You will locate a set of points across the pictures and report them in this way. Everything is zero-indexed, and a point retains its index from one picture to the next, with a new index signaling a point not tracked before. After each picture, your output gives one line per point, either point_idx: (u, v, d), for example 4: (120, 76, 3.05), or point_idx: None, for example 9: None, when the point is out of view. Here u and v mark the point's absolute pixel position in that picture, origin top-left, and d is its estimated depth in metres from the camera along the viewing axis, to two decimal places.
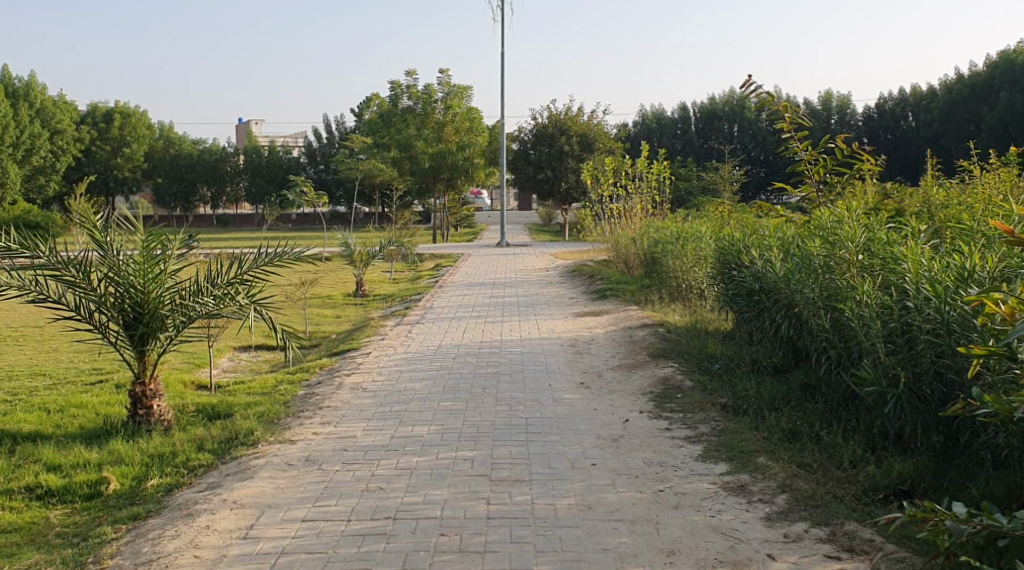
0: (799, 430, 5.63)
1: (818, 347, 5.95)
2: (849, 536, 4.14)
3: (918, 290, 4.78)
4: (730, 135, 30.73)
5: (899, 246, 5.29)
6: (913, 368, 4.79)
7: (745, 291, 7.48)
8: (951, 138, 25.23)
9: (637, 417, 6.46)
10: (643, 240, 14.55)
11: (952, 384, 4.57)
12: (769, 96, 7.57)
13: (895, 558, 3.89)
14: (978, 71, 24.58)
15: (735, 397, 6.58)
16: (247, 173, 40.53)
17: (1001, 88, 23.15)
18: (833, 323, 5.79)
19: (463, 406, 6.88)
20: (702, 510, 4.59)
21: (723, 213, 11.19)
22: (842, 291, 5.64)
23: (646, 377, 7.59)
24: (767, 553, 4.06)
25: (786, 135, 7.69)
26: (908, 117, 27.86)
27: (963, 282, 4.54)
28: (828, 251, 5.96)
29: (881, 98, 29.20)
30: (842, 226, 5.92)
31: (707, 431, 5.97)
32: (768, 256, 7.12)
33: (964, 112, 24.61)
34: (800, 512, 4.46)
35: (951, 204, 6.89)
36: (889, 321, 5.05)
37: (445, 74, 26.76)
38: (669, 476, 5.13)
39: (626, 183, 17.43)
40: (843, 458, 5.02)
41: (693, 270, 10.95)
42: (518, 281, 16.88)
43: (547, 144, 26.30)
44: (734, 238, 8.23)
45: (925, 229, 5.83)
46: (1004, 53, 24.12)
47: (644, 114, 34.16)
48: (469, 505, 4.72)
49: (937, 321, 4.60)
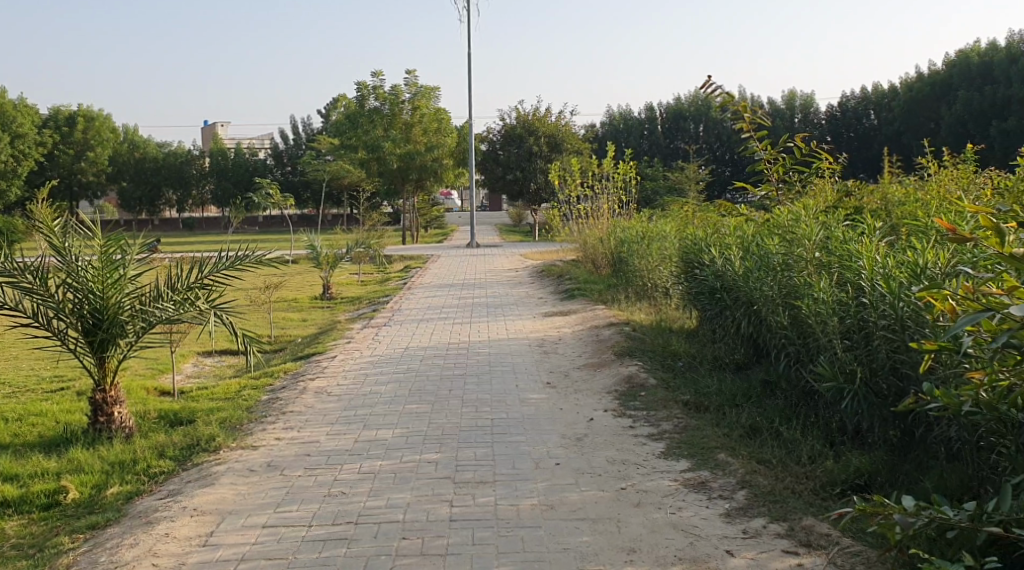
0: (759, 426, 5.69)
1: (778, 344, 6.02)
2: (806, 531, 4.19)
3: (874, 287, 4.86)
4: (696, 135, 30.98)
5: (855, 244, 5.37)
6: (869, 363, 4.87)
7: (708, 289, 7.55)
8: (911, 137, 25.60)
9: (602, 415, 6.49)
10: (610, 240, 14.62)
11: (907, 379, 4.63)
12: (729, 96, 7.64)
13: (850, 552, 3.93)
14: (936, 70, 24.99)
15: (697, 394, 6.63)
16: (214, 176, 40.17)
17: (958, 87, 23.58)
18: (792, 320, 5.87)
19: (427, 409, 6.87)
20: (663, 507, 4.62)
21: (688, 212, 11.28)
22: (800, 288, 5.72)
23: (612, 376, 7.62)
24: (726, 549, 4.09)
25: (746, 135, 7.77)
26: (869, 116, 28.18)
27: (915, 278, 4.61)
28: (787, 249, 6.04)
29: (844, 97, 29.58)
30: (799, 224, 6.00)
31: (670, 428, 6.01)
32: (728, 254, 7.20)
33: (923, 110, 24.98)
34: (759, 507, 4.51)
35: (907, 202, 6.99)
36: (845, 318, 5.13)
37: (413, 76, 26.71)
38: (631, 474, 5.16)
39: (593, 182, 17.49)
40: (802, 453, 5.07)
41: (659, 269, 11.03)
42: (487, 282, 16.88)
43: (515, 144, 26.34)
44: (697, 237, 8.29)
45: (881, 227, 5.92)
46: (961, 52, 24.54)
47: (611, 114, 34.32)
48: (431, 508, 4.71)
49: (891, 317, 4.67)
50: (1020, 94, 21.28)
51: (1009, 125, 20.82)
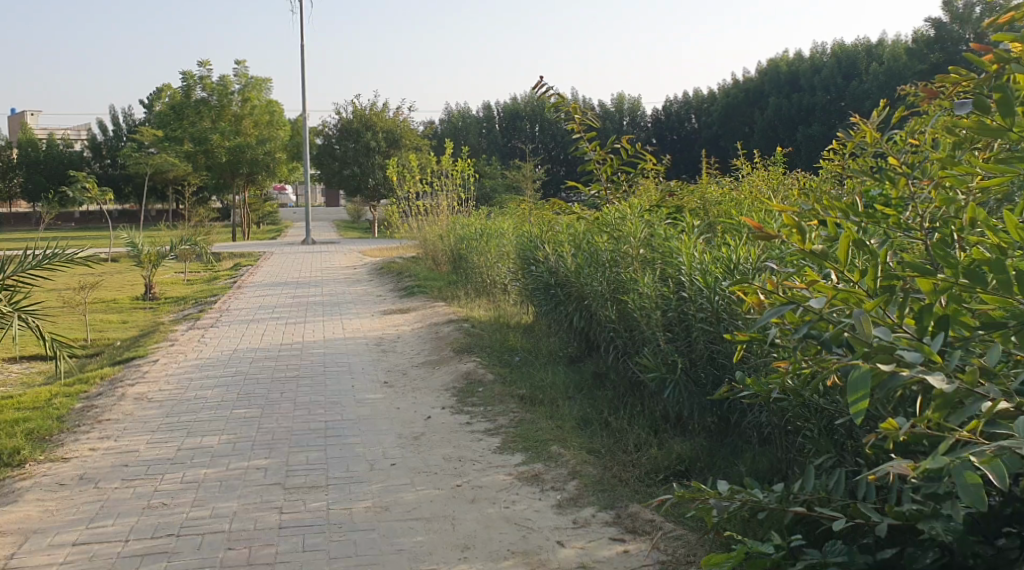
0: (590, 417, 5.85)
1: (607, 337, 6.21)
2: (632, 518, 4.34)
3: (693, 281, 5.10)
4: (532, 134, 31.57)
5: (676, 240, 5.62)
6: (689, 354, 5.10)
7: (542, 285, 7.69)
8: (730, 139, 27.13)
9: (439, 413, 6.48)
10: (448, 237, 14.65)
11: (724, 368, 4.88)
12: (560, 97, 7.81)
13: (673, 536, 4.10)
14: (751, 77, 26.60)
15: (532, 388, 6.74)
16: (22, 169, 37.28)
17: (770, 93, 25.22)
18: (619, 314, 6.07)
19: (258, 413, 6.63)
20: (497, 502, 4.66)
21: (524, 209, 11.47)
22: (626, 283, 5.92)
23: (449, 373, 7.62)
24: (557, 540, 4.18)
25: (576, 135, 7.97)
26: (692, 119, 29.64)
27: (729, 272, 4.87)
28: (614, 246, 6.24)
29: (670, 101, 30.96)
30: (625, 222, 6.21)
31: (505, 423, 6.08)
32: (561, 250, 7.37)
33: (740, 114, 26.54)
34: (589, 497, 4.63)
35: (724, 201, 7.39)
36: (668, 311, 5.35)
37: (243, 67, 25.79)
38: (466, 470, 5.18)
39: (431, 179, 17.48)
40: (629, 442, 5.25)
41: (496, 265, 11.15)
42: (323, 280, 16.52)
43: (351, 139, 25.94)
44: (533, 234, 8.43)
45: (701, 225, 6.22)
46: (773, 60, 26.24)
47: (449, 112, 34.41)
48: (260, 516, 4.55)
49: (708, 310, 4.92)
50: (822, 103, 23.00)
51: (812, 131, 22.47)
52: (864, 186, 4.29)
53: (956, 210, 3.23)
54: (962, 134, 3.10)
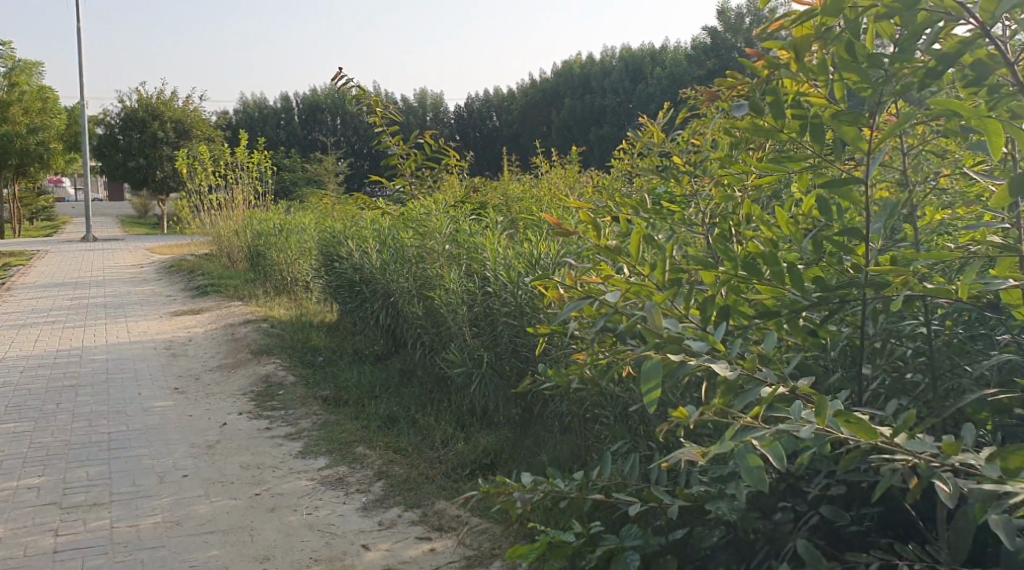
0: (396, 415, 5.78)
1: (413, 334, 6.16)
2: (438, 515, 4.32)
3: (497, 276, 5.15)
4: (333, 128, 30.93)
5: (479, 236, 5.66)
6: (494, 348, 5.15)
7: (345, 282, 7.53)
8: (529, 137, 27.79)
9: (236, 419, 6.19)
10: (245, 234, 14.05)
11: (527, 361, 4.97)
12: (361, 91, 7.67)
13: (479, 530, 4.12)
14: (548, 77, 27.38)
15: (336, 388, 6.58)
16: None
17: (566, 93, 26.07)
18: (425, 311, 6.04)
19: (30, 427, 6.06)
20: (299, 509, 4.50)
21: (326, 205, 11.18)
22: (431, 280, 5.90)
23: (247, 376, 7.30)
24: (361, 543, 4.09)
25: (378, 130, 7.85)
26: (493, 117, 30.11)
27: (531, 268, 4.97)
28: (419, 242, 6.19)
29: (470, 98, 31.29)
30: (430, 218, 6.19)
31: (308, 426, 5.89)
32: (364, 247, 7.24)
33: (538, 113, 27.24)
34: (394, 497, 4.57)
35: (525, 197, 7.53)
36: (473, 307, 5.38)
37: (8, 48, 23.56)
38: (266, 477, 4.97)
39: (225, 173, 16.70)
40: (435, 438, 5.23)
41: (297, 262, 10.82)
42: (106, 280, 15.38)
43: (136, 129, 24.32)
44: (335, 230, 8.24)
45: (503, 220, 6.30)
46: (568, 62, 27.13)
47: (245, 103, 33.06)
48: (31, 541, 4.14)
49: (511, 305, 5.00)
50: (612, 105, 24.11)
51: (603, 131, 23.49)
52: (653, 184, 4.49)
53: (734, 207, 3.43)
54: (738, 135, 3.30)
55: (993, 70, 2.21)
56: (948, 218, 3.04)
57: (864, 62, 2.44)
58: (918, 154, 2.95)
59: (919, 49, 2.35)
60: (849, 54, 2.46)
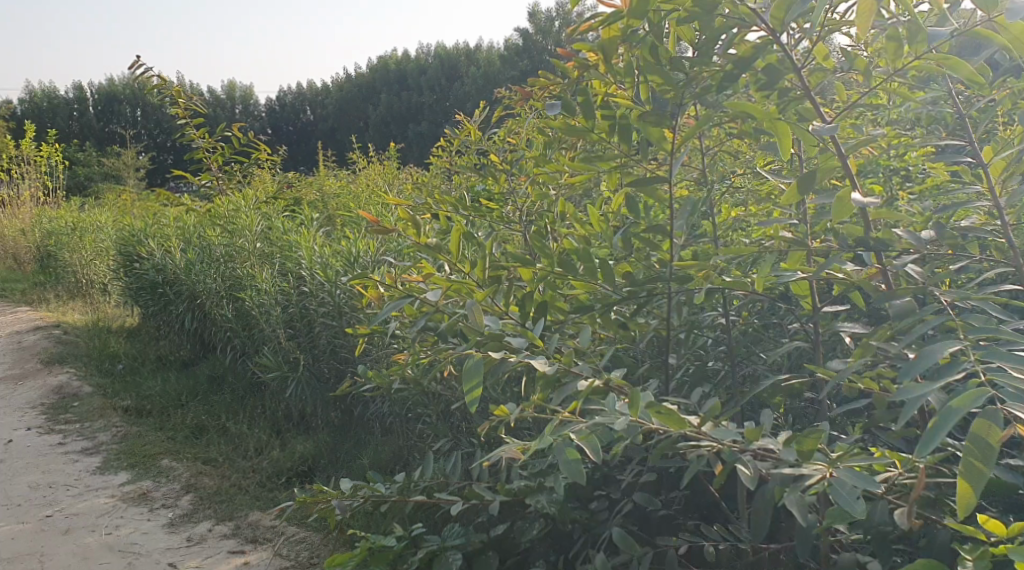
0: (205, 424, 5.48)
1: (223, 337, 5.87)
2: (253, 526, 4.13)
3: (312, 275, 5.00)
4: (132, 120, 29.09)
5: (293, 234, 5.47)
6: (310, 349, 4.99)
7: (148, 284, 7.06)
8: (345, 133, 27.29)
9: (23, 435, 5.66)
10: (32, 233, 12.94)
11: (346, 362, 4.85)
12: (162, 80, 7.22)
13: (297, 539, 3.97)
14: (363, 72, 26.99)
15: (139, 398, 6.16)
16: None
17: (382, 90, 25.79)
18: (236, 312, 5.76)
19: None
20: (97, 529, 4.18)
21: (125, 202, 10.47)
22: (242, 280, 5.64)
23: (36, 388, 6.71)
24: (168, 562, 3.84)
25: (182, 122, 7.43)
26: (306, 112, 29.32)
27: (349, 266, 4.85)
28: (228, 241, 5.91)
29: (283, 92, 30.34)
30: (239, 215, 5.91)
31: (107, 439, 5.48)
32: (168, 246, 6.82)
33: (353, 109, 26.79)
34: (205, 510, 4.33)
35: (341, 194, 7.36)
36: (287, 307, 5.18)
37: None
38: (58, 498, 4.57)
39: (9, 166, 15.31)
40: (248, 446, 5.00)
41: (93, 263, 10.07)
42: None
43: None
44: (134, 229, 7.72)
45: (318, 218, 6.12)
46: (384, 58, 26.86)
47: (30, 91, 30.46)
48: None
49: (329, 305, 4.87)
50: (428, 102, 24.16)
51: (420, 128, 23.42)
52: (470, 181, 4.49)
53: (549, 204, 3.49)
54: (551, 134, 3.34)
55: (783, 75, 2.34)
56: (742, 215, 3.22)
57: (667, 64, 2.52)
58: (717, 153, 3.10)
59: (715, 53, 2.46)
60: (653, 56, 2.54)
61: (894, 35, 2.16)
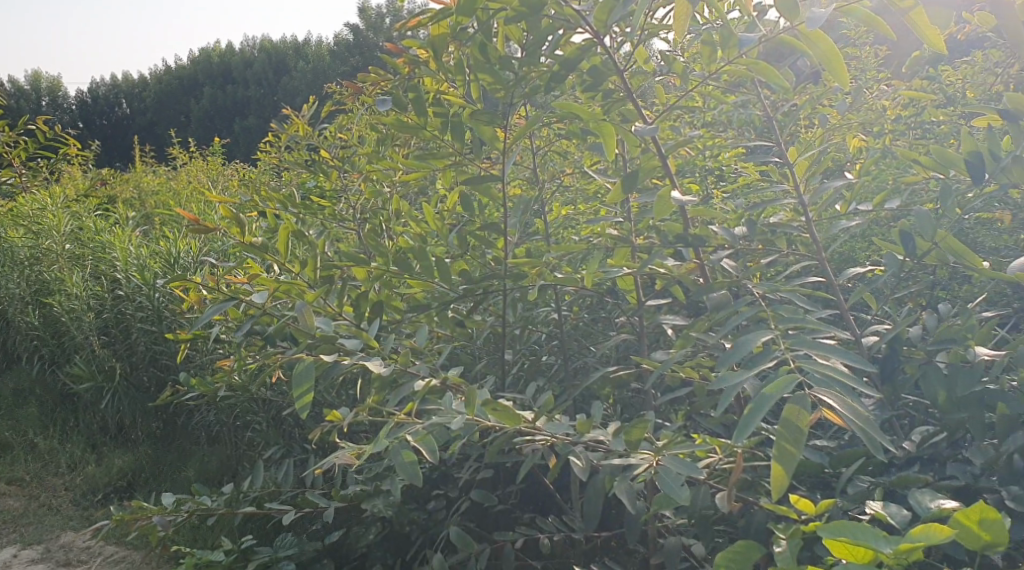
0: (10, 441, 5.06)
1: (28, 347, 5.43)
2: (65, 549, 3.85)
3: (129, 278, 4.71)
4: None
5: (107, 235, 5.13)
6: (128, 357, 4.70)
7: None
8: (165, 127, 25.95)
9: None
10: None
11: (168, 369, 4.61)
12: None
13: (116, 559, 3.73)
14: (184, 65, 25.77)
15: None
16: None
17: (205, 84, 24.72)
18: (43, 319, 5.34)
19: None
20: None
21: None
22: (49, 284, 5.23)
23: None
24: None
25: None
26: (121, 104, 27.63)
27: (170, 268, 4.61)
28: (32, 242, 5.47)
29: (95, 83, 28.49)
30: (45, 214, 5.49)
31: None
32: None
33: (174, 103, 25.52)
34: (10, 535, 4.02)
35: (161, 192, 6.98)
36: (102, 312, 4.85)
37: None
38: None
39: None
40: (60, 463, 4.65)
41: None
42: None
43: None
44: None
45: (135, 218, 5.79)
46: (207, 50, 25.74)
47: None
48: None
49: (148, 309, 4.61)
50: (255, 97, 23.37)
51: (247, 123, 22.61)
52: (299, 179, 4.37)
53: (382, 202, 3.44)
54: (382, 131, 3.30)
55: (607, 76, 2.41)
56: (572, 213, 3.30)
57: (496, 63, 2.54)
58: (546, 152, 3.16)
59: (542, 53, 2.49)
60: (482, 55, 2.55)
61: (707, 40, 2.27)
